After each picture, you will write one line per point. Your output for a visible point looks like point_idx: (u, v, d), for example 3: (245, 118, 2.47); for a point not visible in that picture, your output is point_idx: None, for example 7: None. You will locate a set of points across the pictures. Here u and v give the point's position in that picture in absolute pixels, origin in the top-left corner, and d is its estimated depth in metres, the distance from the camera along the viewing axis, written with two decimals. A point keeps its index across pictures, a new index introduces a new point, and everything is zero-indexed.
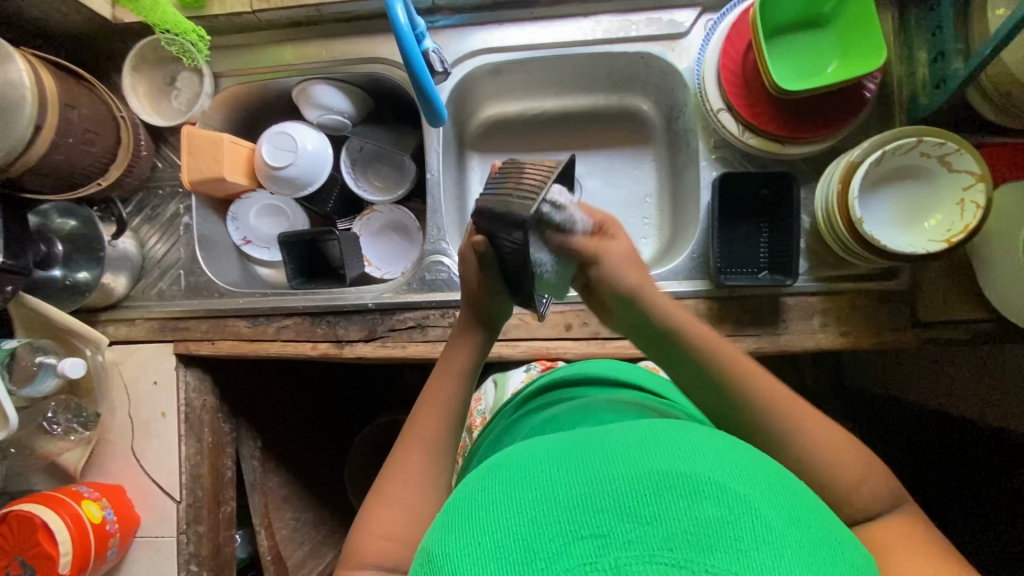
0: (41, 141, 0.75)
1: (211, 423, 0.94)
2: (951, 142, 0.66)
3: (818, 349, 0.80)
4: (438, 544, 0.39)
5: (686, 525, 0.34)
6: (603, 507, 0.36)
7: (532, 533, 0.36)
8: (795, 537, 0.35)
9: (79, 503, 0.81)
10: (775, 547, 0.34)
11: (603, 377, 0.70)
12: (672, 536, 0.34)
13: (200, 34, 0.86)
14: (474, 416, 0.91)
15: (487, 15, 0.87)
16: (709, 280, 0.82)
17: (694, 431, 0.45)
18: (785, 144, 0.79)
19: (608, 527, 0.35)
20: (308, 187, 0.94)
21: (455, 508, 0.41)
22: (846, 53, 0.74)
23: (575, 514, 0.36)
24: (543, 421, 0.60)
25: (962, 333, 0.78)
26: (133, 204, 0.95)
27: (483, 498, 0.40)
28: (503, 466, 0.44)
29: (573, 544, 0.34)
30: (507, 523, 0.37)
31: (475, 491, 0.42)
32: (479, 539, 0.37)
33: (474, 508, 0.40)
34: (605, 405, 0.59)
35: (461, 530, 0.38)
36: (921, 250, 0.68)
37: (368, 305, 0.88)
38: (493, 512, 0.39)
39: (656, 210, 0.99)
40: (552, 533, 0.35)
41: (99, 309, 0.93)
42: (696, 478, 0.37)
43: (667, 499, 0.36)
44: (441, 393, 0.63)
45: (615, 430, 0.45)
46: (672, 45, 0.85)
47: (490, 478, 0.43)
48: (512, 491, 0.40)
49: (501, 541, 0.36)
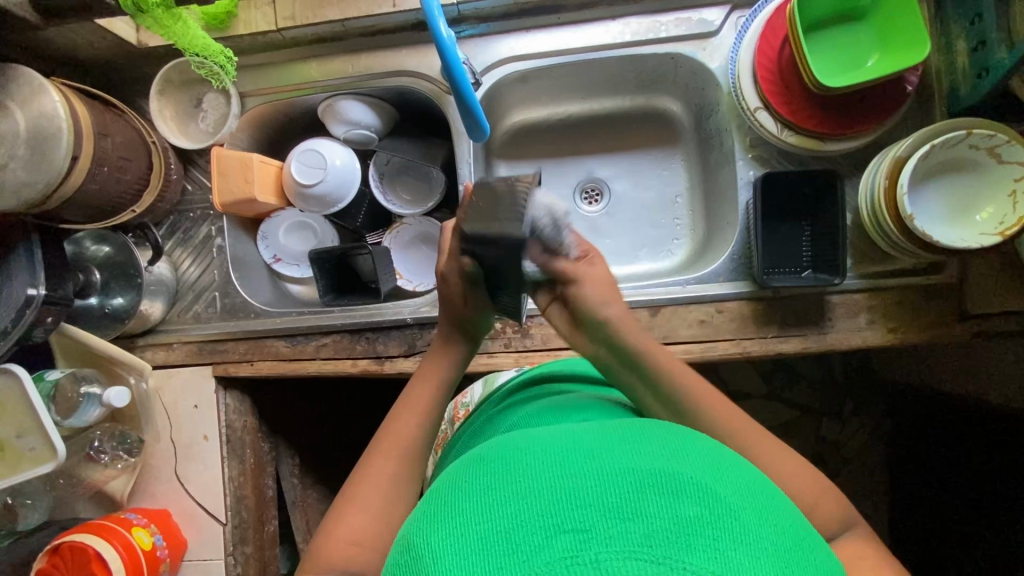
0: (78, 170, 0.74)
1: (253, 444, 0.94)
2: (1001, 133, 0.65)
3: (865, 346, 0.79)
4: (418, 536, 0.38)
5: (667, 523, 0.34)
6: (587, 501, 0.35)
7: (514, 525, 0.35)
8: (770, 540, 0.35)
9: (129, 531, 0.81)
10: (752, 547, 0.34)
11: (589, 376, 0.69)
12: (652, 533, 0.33)
13: (229, 55, 0.86)
14: (457, 407, 0.89)
15: (514, 22, 0.86)
16: (751, 280, 0.81)
17: (676, 433, 0.45)
18: (825, 141, 0.78)
19: (589, 521, 0.34)
20: (338, 204, 0.94)
21: (436, 501, 0.41)
22: (886, 47, 0.73)
23: (558, 507, 0.35)
24: (528, 415, 0.59)
25: (1011, 325, 0.76)
26: (165, 227, 0.94)
27: (463, 491, 0.40)
28: (486, 460, 0.43)
29: (554, 537, 0.34)
30: (487, 516, 0.36)
31: (457, 484, 0.41)
32: (459, 531, 0.36)
33: (456, 501, 0.39)
34: (586, 403, 0.59)
35: (442, 522, 0.38)
36: (976, 244, 0.67)
37: (406, 320, 0.87)
38: (475, 504, 0.38)
39: (687, 210, 0.98)
40: (534, 527, 0.35)
41: (136, 335, 0.93)
42: (677, 479, 0.37)
43: (650, 496, 0.35)
44: (412, 406, 0.61)
45: (597, 429, 0.44)
46: (702, 44, 0.84)
47: (473, 472, 0.42)
48: (494, 484, 0.39)
49: (482, 533, 0.35)
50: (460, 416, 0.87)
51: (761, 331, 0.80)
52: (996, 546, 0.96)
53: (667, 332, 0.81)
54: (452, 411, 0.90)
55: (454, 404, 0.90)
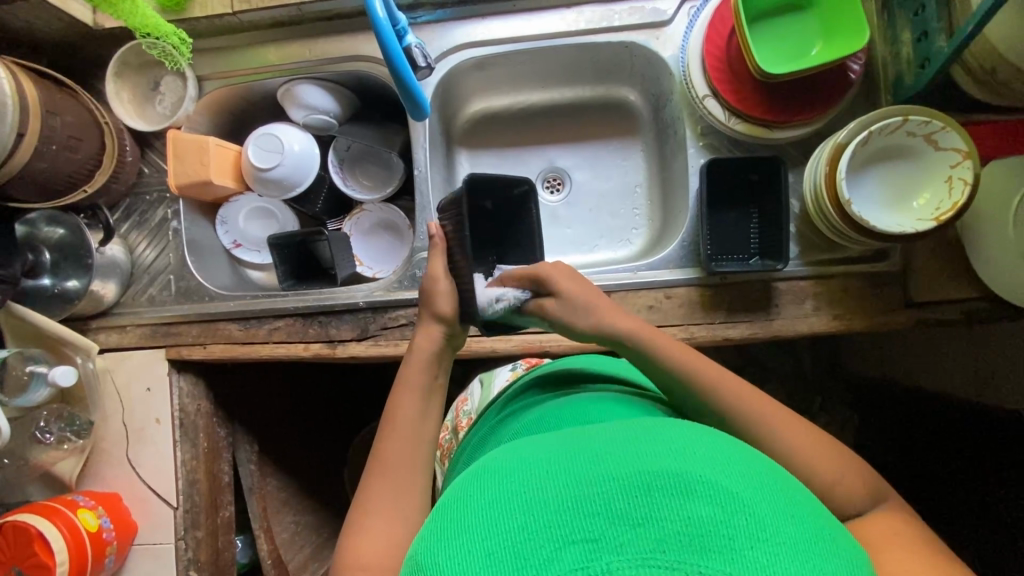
0: (24, 148, 0.74)
1: (206, 428, 0.94)
2: (937, 120, 0.66)
3: (811, 333, 0.80)
4: (429, 552, 0.40)
5: (678, 526, 0.35)
6: (594, 510, 0.36)
7: (524, 540, 0.36)
8: (786, 532, 0.36)
9: (75, 512, 0.81)
10: (769, 546, 0.35)
11: (579, 374, 0.71)
12: (664, 537, 0.35)
13: (183, 37, 0.86)
14: (461, 417, 0.89)
15: (469, 9, 0.87)
16: (700, 267, 0.82)
17: (681, 427, 0.46)
18: (772, 129, 0.79)
19: (599, 530, 0.35)
20: (296, 188, 0.94)
21: (446, 514, 0.42)
22: (829, 35, 0.74)
23: (566, 518, 0.37)
24: (530, 419, 0.62)
25: (955, 313, 0.77)
26: (121, 210, 0.94)
27: (472, 504, 0.41)
28: (493, 470, 0.44)
29: (564, 549, 0.35)
30: (497, 532, 0.38)
31: (466, 496, 0.43)
32: (469, 547, 0.38)
33: (465, 515, 0.40)
34: (582, 402, 0.61)
35: (452, 538, 0.39)
36: (910, 229, 0.68)
37: (359, 304, 0.87)
38: (484, 516, 0.39)
39: (646, 200, 0.98)
40: (543, 539, 0.36)
41: (88, 317, 0.92)
42: (686, 478, 0.38)
43: (658, 498, 0.36)
44: (405, 410, 0.64)
45: (601, 431, 0.45)
46: (655, 33, 0.85)
47: (480, 483, 0.43)
48: (501, 497, 0.40)
49: (492, 547, 0.37)
50: (462, 425, 0.87)
51: (708, 317, 0.81)
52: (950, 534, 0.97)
53: None
54: (455, 421, 0.90)
55: (457, 411, 0.91)
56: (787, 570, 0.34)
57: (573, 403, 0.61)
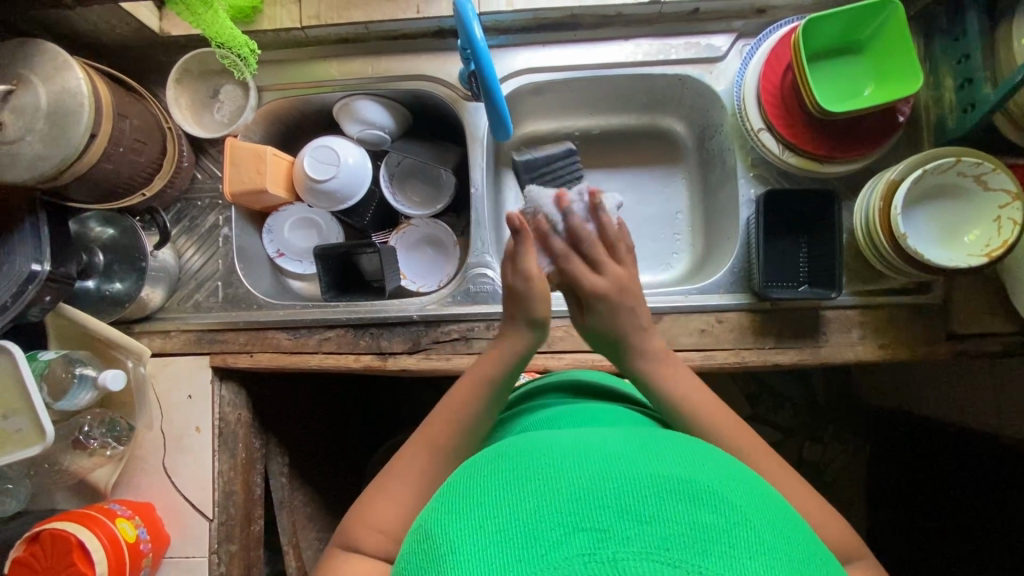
0: (94, 148, 0.74)
1: (245, 438, 0.92)
2: (988, 162, 0.70)
3: (857, 361, 0.82)
4: (436, 525, 0.40)
5: (685, 528, 0.36)
6: (604, 502, 0.37)
7: (533, 520, 0.37)
8: (783, 549, 0.37)
9: (113, 521, 0.79)
10: (766, 557, 0.36)
11: (592, 385, 0.72)
12: (670, 536, 0.35)
13: (254, 48, 0.87)
14: None
15: (532, 36, 0.90)
16: (751, 293, 0.84)
17: (689, 444, 0.47)
18: (824, 163, 0.82)
19: (607, 521, 0.36)
20: (348, 201, 0.95)
21: (454, 493, 0.43)
22: (881, 79, 0.78)
23: (576, 506, 0.37)
24: (548, 416, 0.63)
25: (992, 346, 0.81)
26: (172, 214, 0.94)
27: (483, 484, 0.42)
28: (502, 459, 0.45)
29: (572, 535, 0.36)
30: (506, 511, 0.39)
31: (476, 478, 0.43)
32: (478, 523, 0.38)
33: (476, 493, 0.41)
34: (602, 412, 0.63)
35: (460, 515, 0.40)
36: (964, 264, 0.71)
37: (412, 317, 0.87)
38: (495, 497, 0.40)
39: (688, 226, 1.01)
40: (553, 522, 0.37)
41: (132, 321, 0.91)
42: (695, 486, 0.39)
43: (667, 501, 0.37)
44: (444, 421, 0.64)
45: (610, 435, 0.47)
46: (709, 68, 0.89)
47: (490, 467, 0.44)
48: (511, 480, 0.41)
49: (501, 526, 0.38)
50: None
51: (759, 342, 0.83)
52: (973, 561, 0.99)
53: (668, 339, 0.83)
54: None
55: None
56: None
57: (588, 412, 0.62)
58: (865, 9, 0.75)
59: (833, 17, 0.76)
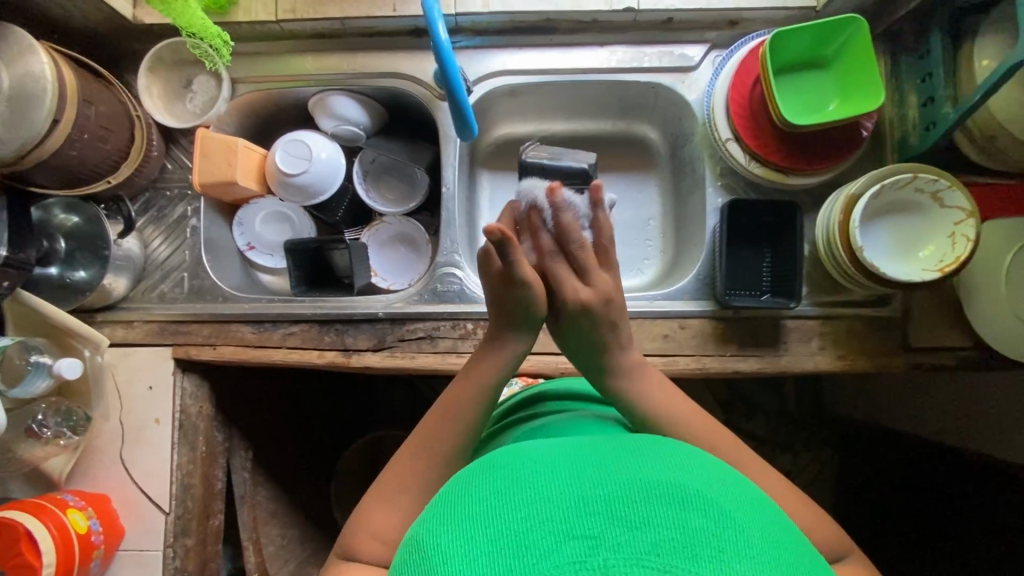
0: (57, 134, 0.74)
1: (206, 431, 0.91)
2: (943, 179, 0.72)
3: (816, 370, 0.83)
4: (427, 536, 0.40)
5: (675, 534, 0.36)
6: (594, 510, 0.37)
7: (524, 530, 0.37)
8: (773, 552, 0.37)
9: (64, 512, 0.77)
10: (756, 560, 0.36)
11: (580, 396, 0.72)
12: (660, 542, 0.35)
13: (226, 39, 0.87)
14: None
15: (508, 39, 0.91)
16: (714, 300, 0.85)
17: (680, 449, 0.47)
18: (788, 174, 0.84)
19: (598, 529, 0.36)
20: (319, 196, 0.95)
21: (446, 504, 0.43)
22: (846, 94, 0.80)
23: (567, 515, 0.37)
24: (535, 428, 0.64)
25: (947, 359, 0.82)
26: (140, 203, 0.93)
27: (475, 493, 0.42)
28: (496, 467, 0.45)
29: (564, 542, 0.36)
30: (498, 521, 0.38)
31: (467, 488, 0.43)
32: (469, 533, 0.38)
33: (467, 503, 0.41)
34: (593, 419, 0.63)
35: (453, 525, 0.40)
36: (917, 278, 0.72)
37: (378, 314, 0.87)
38: (486, 506, 0.40)
39: (659, 233, 1.02)
40: (544, 531, 0.37)
41: (95, 309, 0.90)
42: (685, 492, 0.39)
43: (656, 506, 0.37)
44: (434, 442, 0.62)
45: (603, 443, 0.47)
46: (682, 77, 0.90)
47: (482, 476, 0.44)
48: (503, 488, 0.41)
49: (492, 535, 0.38)
50: None
51: (720, 349, 0.84)
52: None
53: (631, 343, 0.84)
54: None
55: None
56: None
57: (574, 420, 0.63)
58: (831, 25, 0.77)
59: (799, 31, 0.77)
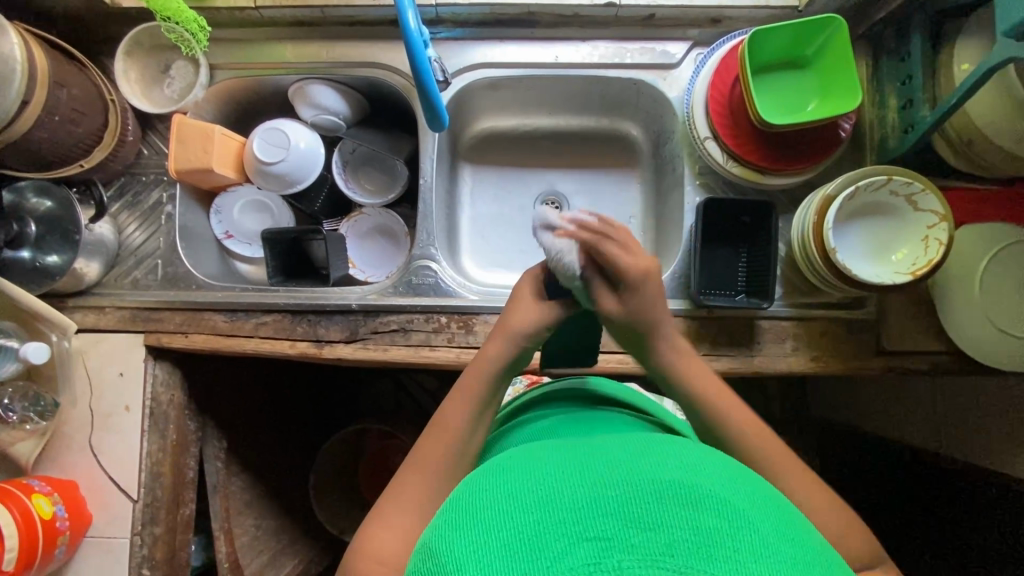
0: (26, 116, 0.73)
1: (177, 419, 0.90)
2: (918, 182, 0.71)
3: (789, 372, 0.83)
4: (439, 543, 0.39)
5: (688, 534, 0.35)
6: (607, 511, 0.36)
7: (537, 533, 0.36)
8: (787, 550, 0.36)
9: (29, 497, 0.77)
10: (771, 560, 0.35)
11: (575, 391, 0.71)
12: (673, 542, 0.35)
13: (203, 25, 0.86)
14: None
15: (489, 31, 0.90)
16: (688, 299, 0.85)
17: (693, 447, 0.46)
18: (766, 174, 0.83)
19: (611, 531, 0.35)
20: (297, 185, 0.94)
21: (456, 508, 0.42)
22: (825, 94, 0.79)
23: (580, 516, 0.37)
24: (535, 429, 0.63)
25: (922, 363, 0.82)
26: (114, 188, 0.92)
27: (487, 496, 0.41)
28: (509, 469, 0.44)
29: (577, 544, 0.35)
30: (511, 524, 0.38)
31: (479, 491, 0.42)
32: (481, 538, 0.37)
33: (478, 506, 0.40)
34: (594, 416, 0.63)
35: (462, 529, 0.39)
36: (887, 280, 0.72)
37: (351, 306, 0.87)
38: (499, 510, 0.39)
39: (640, 231, 1.01)
40: (557, 533, 0.36)
41: (66, 294, 0.89)
42: (697, 489, 0.38)
43: (668, 505, 0.37)
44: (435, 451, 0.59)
45: (616, 441, 0.46)
46: (663, 74, 0.90)
47: (493, 479, 0.43)
48: (516, 491, 0.40)
49: (505, 539, 0.37)
50: None
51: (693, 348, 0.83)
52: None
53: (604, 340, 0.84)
54: None
55: None
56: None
57: (573, 420, 0.62)
58: (811, 25, 0.76)
59: (779, 30, 0.76)
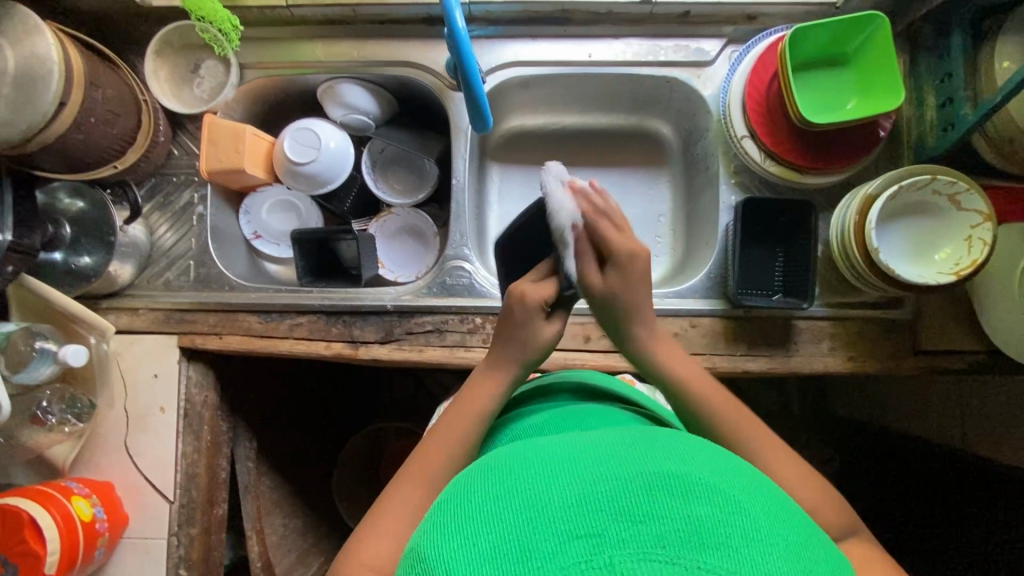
0: (64, 118, 0.73)
1: (211, 421, 0.90)
2: (962, 181, 0.71)
3: (826, 372, 0.83)
4: (429, 547, 0.39)
5: (679, 524, 0.35)
6: (599, 507, 0.36)
7: (525, 534, 0.36)
8: (780, 533, 0.36)
9: (69, 499, 0.77)
10: (762, 543, 0.35)
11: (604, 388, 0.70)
12: (664, 534, 0.34)
13: (236, 25, 0.85)
14: None
15: (521, 29, 0.89)
16: (725, 299, 0.85)
17: (680, 436, 0.45)
18: (804, 174, 0.83)
19: (603, 526, 0.35)
20: (329, 184, 0.93)
21: (447, 510, 0.42)
22: (866, 93, 0.79)
23: (570, 513, 0.36)
24: (545, 421, 0.61)
25: (959, 362, 0.82)
26: (146, 189, 0.92)
27: (474, 499, 0.41)
28: (497, 468, 0.44)
29: (567, 543, 0.35)
30: (499, 527, 0.37)
31: (467, 493, 0.42)
32: (471, 541, 0.37)
33: (467, 510, 0.40)
34: (602, 410, 0.61)
35: (450, 532, 0.39)
36: (931, 281, 0.72)
37: (386, 306, 0.86)
38: (486, 513, 0.39)
39: (669, 230, 1.01)
40: (546, 533, 0.36)
41: (99, 296, 0.89)
42: (687, 478, 0.38)
43: (660, 498, 0.36)
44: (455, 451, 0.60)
45: (604, 434, 0.45)
46: (697, 72, 0.89)
47: (481, 480, 0.43)
48: (504, 492, 0.40)
49: (494, 542, 0.36)
50: None
51: (729, 348, 0.83)
52: None
53: None
54: None
55: None
56: (779, 569, 0.34)
57: (594, 412, 0.61)
58: (852, 22, 0.76)
59: (820, 27, 0.76)
